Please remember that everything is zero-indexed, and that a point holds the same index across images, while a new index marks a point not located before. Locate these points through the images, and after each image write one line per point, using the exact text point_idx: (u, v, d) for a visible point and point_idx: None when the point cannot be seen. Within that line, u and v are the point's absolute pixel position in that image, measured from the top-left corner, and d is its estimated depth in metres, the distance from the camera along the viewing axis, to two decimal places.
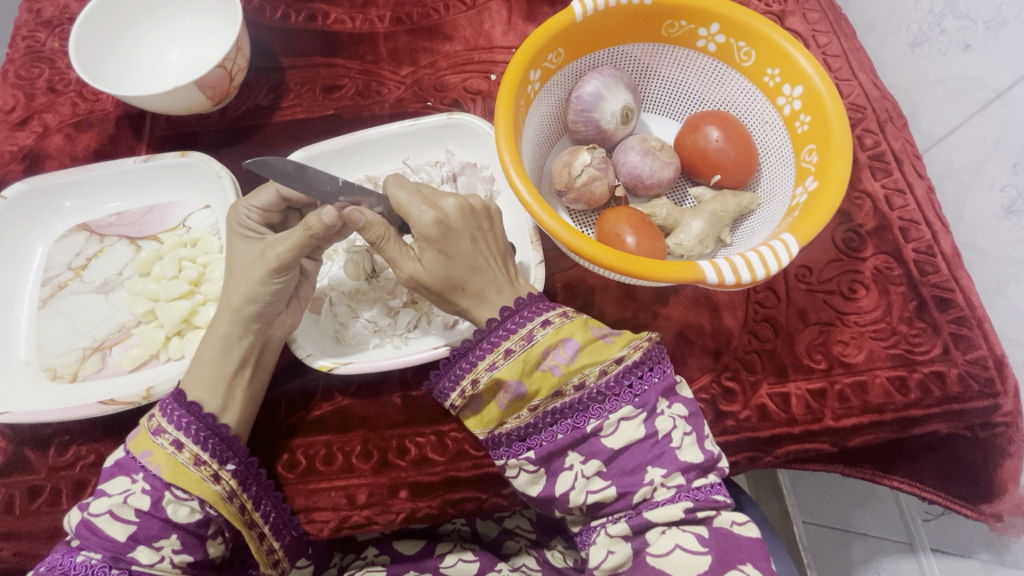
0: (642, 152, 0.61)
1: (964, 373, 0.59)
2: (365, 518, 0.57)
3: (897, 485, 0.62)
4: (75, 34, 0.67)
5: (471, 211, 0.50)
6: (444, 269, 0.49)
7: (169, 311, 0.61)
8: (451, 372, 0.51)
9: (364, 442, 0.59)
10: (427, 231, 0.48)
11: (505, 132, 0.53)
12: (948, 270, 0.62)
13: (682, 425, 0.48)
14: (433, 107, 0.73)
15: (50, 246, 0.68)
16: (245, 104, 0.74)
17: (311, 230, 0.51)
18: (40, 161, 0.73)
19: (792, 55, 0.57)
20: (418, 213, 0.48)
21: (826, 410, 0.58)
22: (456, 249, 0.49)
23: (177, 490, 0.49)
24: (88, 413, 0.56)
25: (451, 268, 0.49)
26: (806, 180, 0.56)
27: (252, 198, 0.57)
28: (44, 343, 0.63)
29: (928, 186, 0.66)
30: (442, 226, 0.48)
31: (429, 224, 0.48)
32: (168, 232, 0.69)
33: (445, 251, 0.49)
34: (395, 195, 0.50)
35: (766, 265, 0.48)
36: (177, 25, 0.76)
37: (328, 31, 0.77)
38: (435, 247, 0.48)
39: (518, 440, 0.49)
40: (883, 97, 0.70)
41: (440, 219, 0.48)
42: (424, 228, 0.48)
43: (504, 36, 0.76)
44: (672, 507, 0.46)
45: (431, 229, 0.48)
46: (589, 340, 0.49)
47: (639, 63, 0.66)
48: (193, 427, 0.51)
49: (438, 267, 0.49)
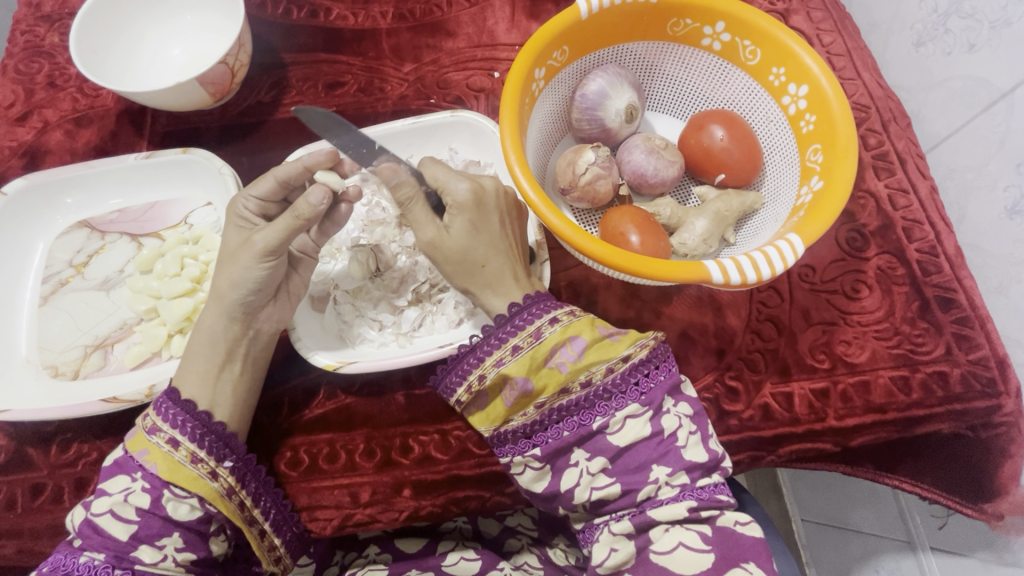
0: (646, 150, 0.61)
1: (966, 373, 0.59)
2: (368, 516, 0.57)
3: (899, 485, 0.62)
4: (76, 29, 0.67)
5: (504, 195, 0.53)
6: (469, 240, 0.50)
7: (172, 308, 0.61)
8: (458, 368, 0.51)
9: (367, 440, 0.59)
10: (462, 199, 0.50)
11: (510, 130, 0.53)
12: (951, 271, 0.62)
13: (687, 424, 0.48)
14: (436, 104, 0.73)
15: (51, 242, 0.68)
16: (247, 100, 0.73)
17: (300, 215, 0.52)
18: (40, 157, 0.72)
19: (798, 54, 0.56)
20: (456, 183, 0.51)
21: (829, 410, 0.59)
22: (485, 223, 0.51)
23: (176, 488, 0.49)
24: (91, 411, 0.56)
25: (475, 240, 0.50)
26: (811, 180, 0.56)
27: (252, 187, 0.56)
28: (46, 340, 0.63)
29: (930, 186, 0.66)
30: (477, 197, 0.51)
31: (465, 192, 0.50)
32: (170, 230, 0.69)
33: (474, 221, 0.50)
34: (431, 172, 0.53)
35: (771, 265, 0.48)
36: (178, 20, 0.75)
37: (330, 28, 0.77)
38: (467, 215, 0.50)
39: (524, 437, 0.49)
40: (886, 97, 0.70)
41: (476, 190, 0.51)
42: (458, 195, 0.50)
43: (507, 33, 0.76)
44: (675, 506, 0.46)
45: (466, 197, 0.50)
46: (596, 338, 0.49)
47: (643, 61, 0.66)
48: (189, 424, 0.51)
49: (465, 236, 0.50)
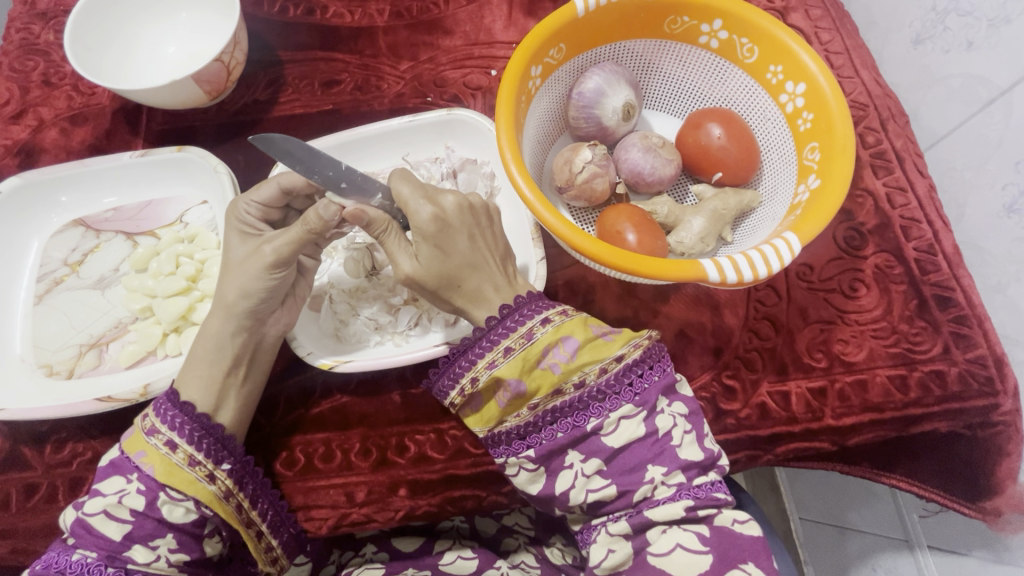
0: (644, 149, 0.60)
1: (964, 372, 0.58)
2: (364, 516, 0.57)
3: (895, 483, 0.62)
4: (71, 26, 0.66)
5: (471, 208, 0.51)
6: (440, 266, 0.49)
7: (167, 308, 0.61)
8: (450, 370, 0.51)
9: (363, 439, 0.59)
10: (424, 227, 0.48)
11: (506, 128, 0.52)
12: (948, 270, 0.62)
13: (682, 423, 0.48)
14: (433, 102, 0.73)
15: (46, 241, 0.68)
16: (243, 98, 0.73)
17: (310, 226, 0.51)
18: (35, 155, 0.72)
19: (795, 51, 0.56)
20: (417, 209, 0.49)
21: (826, 409, 0.58)
22: (452, 245, 0.49)
23: (171, 491, 0.49)
24: (85, 410, 0.56)
25: (447, 265, 0.49)
26: (809, 178, 0.56)
27: (253, 193, 0.56)
28: (40, 339, 0.62)
29: (929, 185, 0.66)
30: (439, 221, 0.49)
31: (426, 219, 0.48)
32: (165, 228, 0.68)
33: (440, 246, 0.49)
34: (397, 188, 0.50)
35: (768, 263, 0.48)
36: (174, 18, 0.75)
37: (327, 26, 0.76)
38: (431, 243, 0.49)
39: (518, 438, 0.49)
40: (884, 95, 0.70)
41: (438, 214, 0.49)
42: (420, 222, 0.48)
43: (505, 31, 0.75)
44: (672, 506, 0.46)
45: (428, 224, 0.48)
46: (589, 338, 0.49)
47: (640, 59, 0.65)
48: (187, 427, 0.51)
49: (435, 263, 0.49)
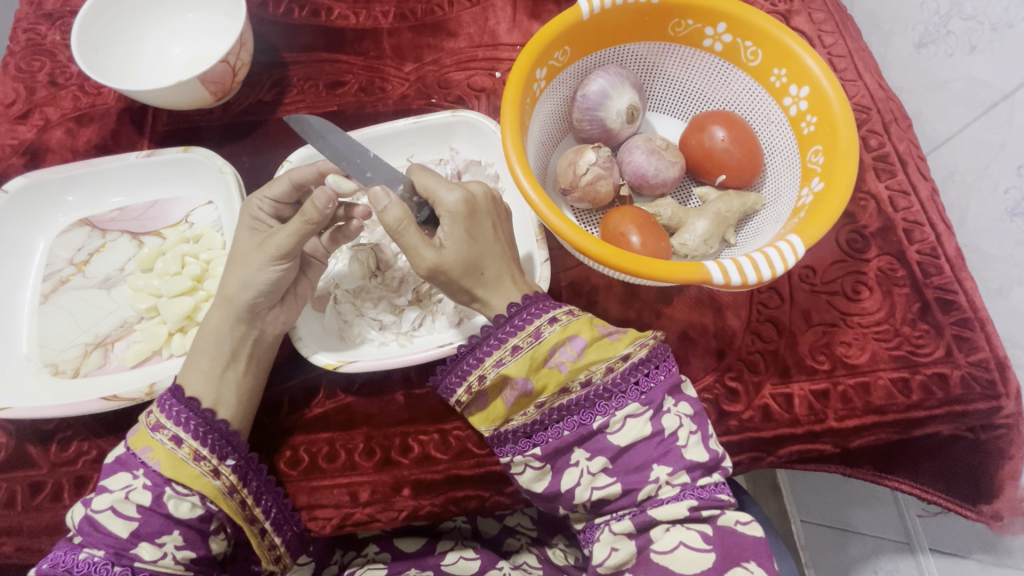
0: (647, 151, 0.61)
1: (966, 375, 0.59)
2: (368, 515, 0.57)
3: (898, 486, 0.61)
4: (77, 28, 0.67)
5: (493, 199, 0.52)
6: (468, 251, 0.49)
7: (173, 307, 0.61)
8: (457, 368, 0.51)
9: (367, 439, 0.59)
10: (455, 209, 0.49)
11: (511, 130, 0.53)
12: (951, 272, 0.62)
13: (687, 423, 0.48)
14: (436, 104, 0.73)
15: (52, 240, 0.68)
16: (248, 98, 0.73)
17: (308, 218, 0.51)
18: (41, 155, 0.72)
19: (800, 55, 0.56)
20: (446, 193, 0.49)
21: (829, 411, 0.59)
22: (480, 231, 0.50)
23: (177, 485, 0.49)
24: (91, 409, 0.56)
25: (474, 251, 0.49)
26: (812, 181, 0.56)
27: (266, 189, 0.56)
28: (46, 338, 0.63)
29: (932, 188, 0.66)
30: (469, 205, 0.49)
31: (457, 202, 0.49)
32: (171, 228, 0.69)
33: (470, 231, 0.49)
34: (419, 180, 0.51)
35: (772, 266, 0.48)
36: (181, 18, 0.75)
37: (332, 27, 0.77)
38: (462, 225, 0.49)
39: (523, 437, 0.49)
40: (888, 99, 0.70)
41: (467, 198, 0.49)
42: (451, 205, 0.49)
43: (509, 33, 0.76)
44: (675, 505, 0.46)
45: (458, 206, 0.49)
46: (596, 337, 0.49)
47: (644, 61, 0.66)
48: (192, 422, 0.51)
49: (463, 248, 0.49)
